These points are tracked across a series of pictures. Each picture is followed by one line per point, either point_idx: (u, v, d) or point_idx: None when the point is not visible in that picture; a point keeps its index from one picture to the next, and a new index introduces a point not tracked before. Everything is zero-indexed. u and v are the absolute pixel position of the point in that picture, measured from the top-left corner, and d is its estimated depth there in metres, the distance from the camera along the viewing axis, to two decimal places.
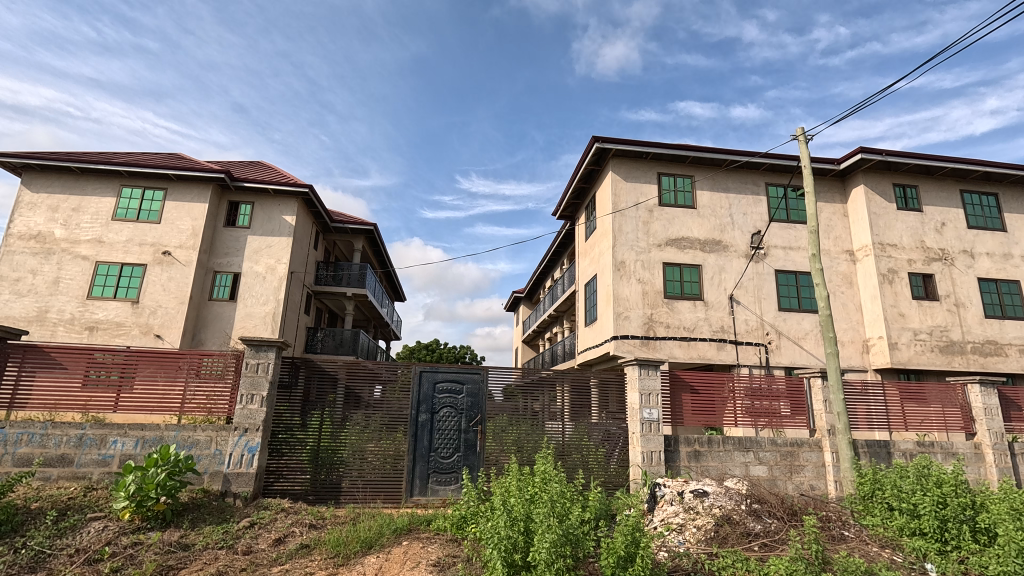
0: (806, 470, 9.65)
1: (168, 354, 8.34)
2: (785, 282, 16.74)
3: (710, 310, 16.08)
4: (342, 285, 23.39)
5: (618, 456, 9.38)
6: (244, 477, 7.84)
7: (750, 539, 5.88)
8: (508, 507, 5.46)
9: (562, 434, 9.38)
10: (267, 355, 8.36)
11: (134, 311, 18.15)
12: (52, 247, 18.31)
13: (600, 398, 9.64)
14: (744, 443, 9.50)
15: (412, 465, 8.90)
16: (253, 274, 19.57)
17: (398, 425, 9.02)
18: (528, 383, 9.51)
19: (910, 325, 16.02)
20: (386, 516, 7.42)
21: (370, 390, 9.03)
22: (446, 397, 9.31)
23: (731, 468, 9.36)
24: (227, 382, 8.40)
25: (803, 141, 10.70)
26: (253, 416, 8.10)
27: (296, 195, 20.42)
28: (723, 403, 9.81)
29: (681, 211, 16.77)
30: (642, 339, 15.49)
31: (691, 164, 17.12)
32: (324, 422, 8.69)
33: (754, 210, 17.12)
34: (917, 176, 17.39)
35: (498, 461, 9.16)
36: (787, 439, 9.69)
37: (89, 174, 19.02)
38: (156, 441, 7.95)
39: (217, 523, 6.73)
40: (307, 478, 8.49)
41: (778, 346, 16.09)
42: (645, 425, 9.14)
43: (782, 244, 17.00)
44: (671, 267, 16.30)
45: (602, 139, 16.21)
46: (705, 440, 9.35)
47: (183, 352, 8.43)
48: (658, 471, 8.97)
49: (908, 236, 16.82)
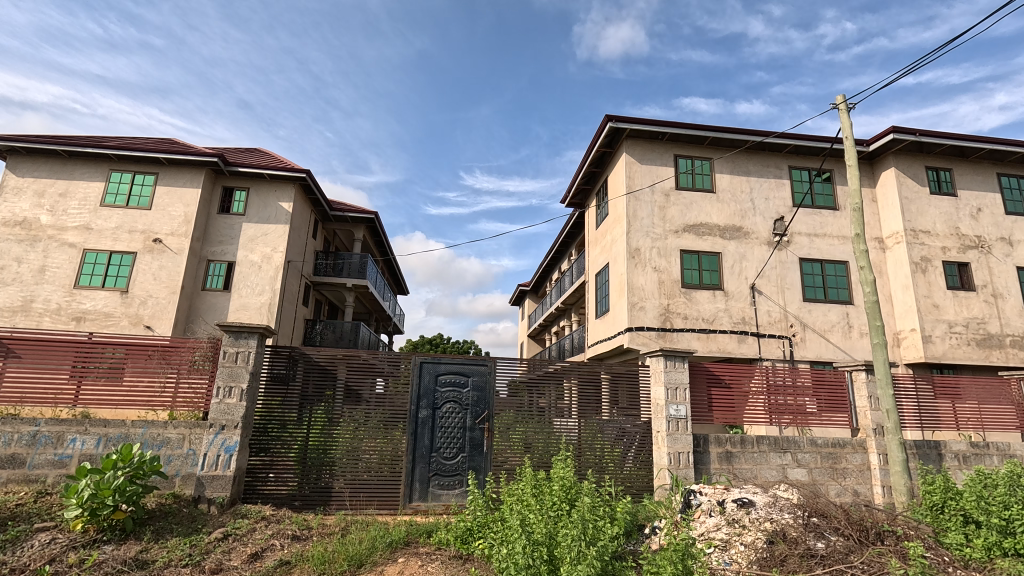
0: (850, 474, 8.68)
1: (139, 344, 7.52)
2: (810, 271, 15.72)
3: (730, 301, 15.10)
4: (342, 276, 22.52)
5: (634, 456, 8.50)
6: (220, 482, 6.86)
7: (814, 563, 4.82)
8: (528, 526, 4.62)
9: (575, 434, 8.44)
10: (248, 343, 7.43)
11: (124, 301, 17.35)
12: (38, 234, 17.50)
13: (618, 393, 8.74)
14: (781, 443, 8.54)
15: (411, 466, 8.00)
16: (248, 263, 18.70)
17: (398, 422, 8.13)
18: (533, 379, 8.62)
19: (944, 318, 14.99)
20: (381, 526, 6.54)
21: (369, 385, 8.16)
22: (449, 391, 8.41)
23: (766, 472, 8.42)
24: (201, 373, 7.49)
25: (844, 110, 9.57)
26: (230, 412, 7.15)
27: (293, 182, 19.52)
28: (749, 401, 8.89)
29: (699, 195, 15.78)
30: (658, 331, 14.52)
31: (710, 146, 16.11)
32: (317, 418, 7.80)
33: (777, 195, 16.10)
34: (951, 158, 16.30)
35: (507, 464, 8.25)
36: (827, 439, 8.73)
37: (76, 158, 18.20)
38: (122, 439, 7.06)
39: (185, 535, 5.86)
40: (297, 480, 7.61)
41: (802, 339, 15.10)
42: (671, 422, 8.23)
43: (807, 231, 15.96)
44: (688, 254, 15.31)
45: (615, 118, 15.22)
46: (736, 440, 8.40)
47: (152, 339, 7.57)
48: (686, 475, 8.06)
49: (942, 222, 15.74)
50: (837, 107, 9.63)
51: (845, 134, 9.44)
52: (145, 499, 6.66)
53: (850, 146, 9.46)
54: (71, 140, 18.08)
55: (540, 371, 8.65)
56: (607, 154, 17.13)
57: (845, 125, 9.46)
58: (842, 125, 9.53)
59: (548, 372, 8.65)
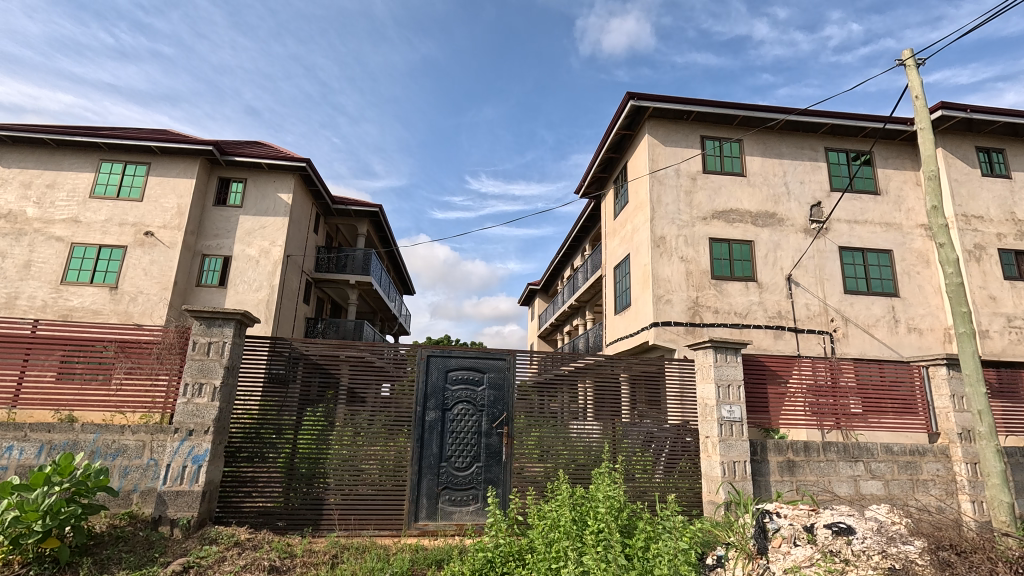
0: (931, 487, 7.49)
1: (89, 334, 6.38)
2: (850, 260, 14.42)
3: (764, 293, 13.82)
4: (345, 272, 21.43)
5: (666, 461, 7.29)
6: (185, 499, 5.69)
7: None
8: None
9: (597, 439, 7.27)
10: (222, 332, 6.30)
11: (113, 297, 16.36)
12: (23, 227, 16.56)
13: (646, 393, 7.52)
14: (851, 451, 7.34)
15: (416, 479, 6.82)
16: (245, 258, 17.66)
17: (402, 427, 6.95)
18: (545, 380, 7.42)
19: (1002, 311, 13.65)
20: (380, 554, 5.38)
21: (376, 388, 6.98)
22: (462, 390, 7.23)
23: (835, 483, 7.21)
24: (164, 368, 6.37)
25: (913, 67, 8.26)
26: (200, 414, 5.99)
27: (292, 172, 18.46)
28: (802, 403, 7.67)
29: (728, 179, 14.55)
30: (687, 327, 13.29)
31: (739, 126, 14.87)
32: (309, 422, 6.68)
33: (813, 178, 14.83)
34: (1003, 138, 14.96)
35: (531, 476, 7.05)
36: (905, 447, 7.50)
37: (65, 148, 17.26)
38: (67, 447, 5.98)
39: (136, 567, 4.73)
40: (281, 494, 6.45)
41: (844, 335, 13.81)
42: (724, 426, 7.01)
43: (846, 217, 14.67)
44: (718, 243, 14.07)
45: (637, 95, 14.03)
46: (800, 447, 7.19)
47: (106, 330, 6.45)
48: (744, 488, 6.84)
49: (996, 207, 14.38)
50: (904, 64, 8.32)
51: (915, 93, 8.12)
52: (90, 521, 5.52)
53: (922, 107, 8.13)
54: (59, 128, 17.17)
55: (555, 369, 7.43)
56: (626, 137, 15.94)
57: (914, 82, 8.16)
58: (909, 83, 8.22)
59: (564, 372, 7.40)
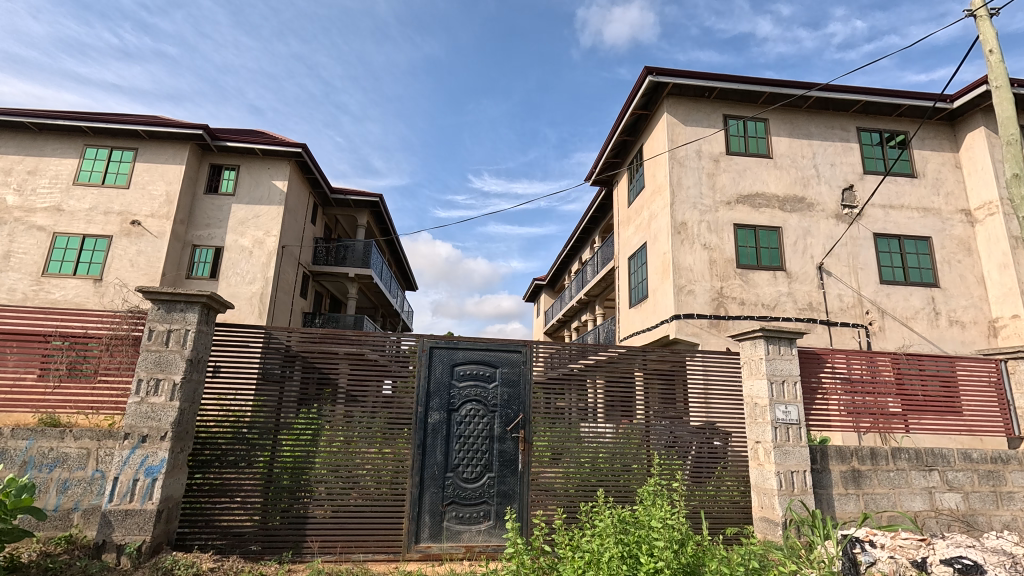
0: (1014, 501, 6.50)
1: (21, 324, 5.41)
2: (886, 249, 13.38)
3: (794, 283, 12.78)
4: (345, 265, 20.48)
5: (699, 469, 6.29)
6: (134, 520, 4.77)
7: None
8: None
9: (609, 442, 6.29)
10: (186, 319, 5.35)
11: (97, 290, 15.46)
12: (3, 216, 15.66)
13: (660, 393, 6.50)
14: (924, 459, 6.36)
15: (418, 492, 5.84)
16: (237, 248, 16.71)
17: (401, 431, 5.97)
18: (553, 377, 6.43)
19: None
20: None
21: (375, 386, 6.01)
22: (471, 388, 6.24)
23: (906, 497, 6.24)
24: (115, 360, 5.41)
25: (985, 17, 7.21)
26: (156, 417, 5.04)
27: (288, 159, 17.50)
28: (855, 407, 6.67)
29: (754, 161, 13.51)
30: (710, 319, 12.28)
31: (765, 104, 13.80)
32: (295, 424, 5.71)
33: (845, 160, 13.77)
34: None
35: (549, 487, 6.08)
36: (987, 455, 6.53)
37: (47, 132, 16.34)
38: None
39: None
40: (261, 508, 5.50)
41: (881, 328, 12.76)
42: (779, 430, 6.04)
43: (881, 202, 13.61)
44: (743, 229, 13.04)
45: (657, 70, 12.97)
46: (865, 455, 6.22)
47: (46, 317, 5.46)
48: (804, 503, 5.88)
49: None
50: (975, 14, 7.28)
51: (989, 46, 7.07)
52: (18, 548, 4.69)
53: (997, 62, 7.09)
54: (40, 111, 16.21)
55: (564, 365, 6.46)
56: (642, 118, 14.90)
57: (987, 34, 7.13)
58: (982, 37, 7.17)
59: (573, 369, 6.44)
